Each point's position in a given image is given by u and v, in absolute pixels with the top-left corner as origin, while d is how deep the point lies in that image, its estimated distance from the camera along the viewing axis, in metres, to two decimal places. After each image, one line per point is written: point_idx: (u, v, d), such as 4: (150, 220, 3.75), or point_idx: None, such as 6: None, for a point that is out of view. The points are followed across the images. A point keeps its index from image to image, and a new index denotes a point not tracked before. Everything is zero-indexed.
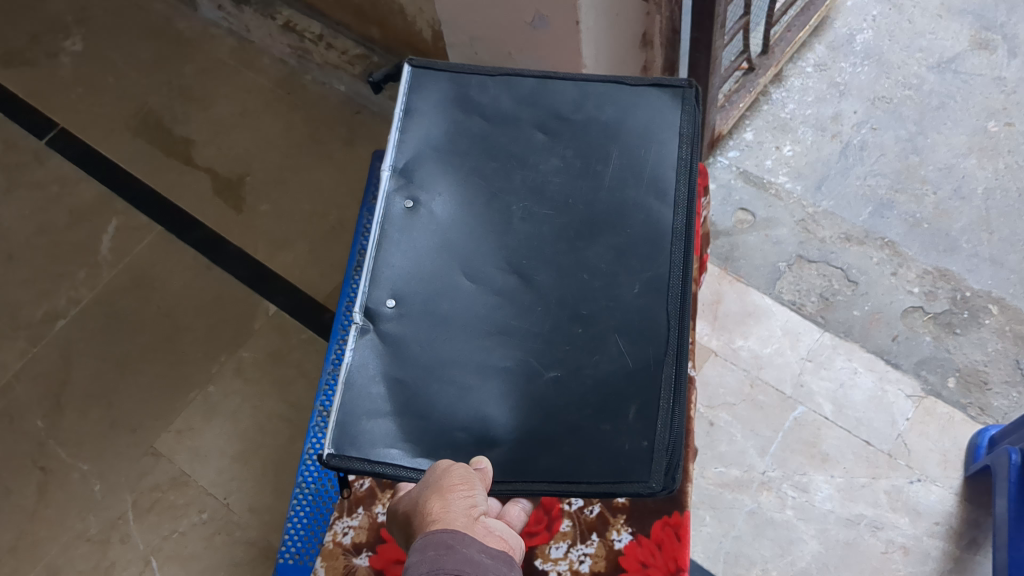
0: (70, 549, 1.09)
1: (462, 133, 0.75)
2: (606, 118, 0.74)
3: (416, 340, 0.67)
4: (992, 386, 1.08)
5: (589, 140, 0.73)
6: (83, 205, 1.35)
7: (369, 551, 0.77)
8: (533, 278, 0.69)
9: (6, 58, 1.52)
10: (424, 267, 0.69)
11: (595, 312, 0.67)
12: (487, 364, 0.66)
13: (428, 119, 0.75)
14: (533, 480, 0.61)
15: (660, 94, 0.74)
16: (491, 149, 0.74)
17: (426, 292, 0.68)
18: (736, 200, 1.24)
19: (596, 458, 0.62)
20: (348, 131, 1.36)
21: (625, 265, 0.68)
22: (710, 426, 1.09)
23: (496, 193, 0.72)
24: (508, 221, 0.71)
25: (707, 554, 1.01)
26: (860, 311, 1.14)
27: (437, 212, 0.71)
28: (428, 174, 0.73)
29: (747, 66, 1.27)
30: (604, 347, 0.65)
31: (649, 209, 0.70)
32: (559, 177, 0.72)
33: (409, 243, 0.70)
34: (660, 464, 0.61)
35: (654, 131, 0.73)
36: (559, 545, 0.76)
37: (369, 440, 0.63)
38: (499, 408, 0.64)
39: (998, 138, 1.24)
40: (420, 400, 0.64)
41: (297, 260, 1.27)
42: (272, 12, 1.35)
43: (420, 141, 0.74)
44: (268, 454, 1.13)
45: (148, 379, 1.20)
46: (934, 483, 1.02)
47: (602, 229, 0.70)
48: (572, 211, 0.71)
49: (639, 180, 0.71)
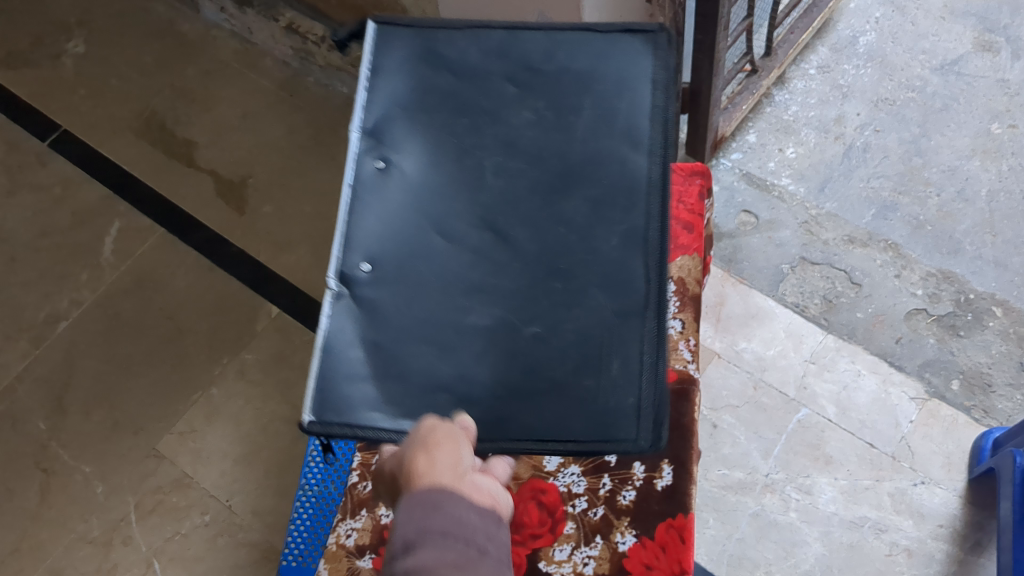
0: (73, 550, 1.09)
1: (432, 90, 0.70)
2: (579, 67, 0.70)
3: (393, 304, 0.64)
4: (996, 388, 1.07)
5: (563, 92, 0.69)
6: (86, 207, 1.35)
7: (372, 553, 0.76)
8: (509, 235, 0.66)
9: (7, 59, 1.52)
10: (397, 228, 0.66)
11: (572, 268, 0.64)
12: (466, 326, 0.63)
13: (395, 78, 0.70)
14: (518, 438, 0.60)
15: (632, 39, 0.69)
16: (461, 105, 0.70)
17: (401, 253, 0.65)
18: (739, 202, 1.24)
19: (580, 415, 0.60)
20: (350, 133, 1.36)
21: (602, 218, 0.65)
22: (713, 429, 1.09)
23: (468, 149, 0.69)
24: (481, 177, 0.68)
25: (710, 557, 1.01)
26: (863, 313, 1.14)
27: (409, 173, 0.68)
28: (398, 134, 0.69)
29: (751, 68, 1.26)
30: (583, 303, 0.63)
31: (624, 159, 0.66)
32: (532, 131, 0.68)
33: (381, 206, 0.66)
34: (641, 420, 0.59)
35: (626, 80, 0.69)
36: (563, 547, 0.76)
37: (350, 405, 0.60)
38: (481, 368, 0.62)
39: (1002, 140, 1.24)
40: (398, 362, 0.62)
41: (300, 262, 1.26)
42: (275, 14, 1.35)
43: (387, 101, 0.69)
44: (271, 456, 1.12)
45: (150, 381, 1.20)
46: (937, 485, 1.02)
47: (577, 182, 0.66)
48: (547, 165, 0.67)
49: (613, 128, 0.67)
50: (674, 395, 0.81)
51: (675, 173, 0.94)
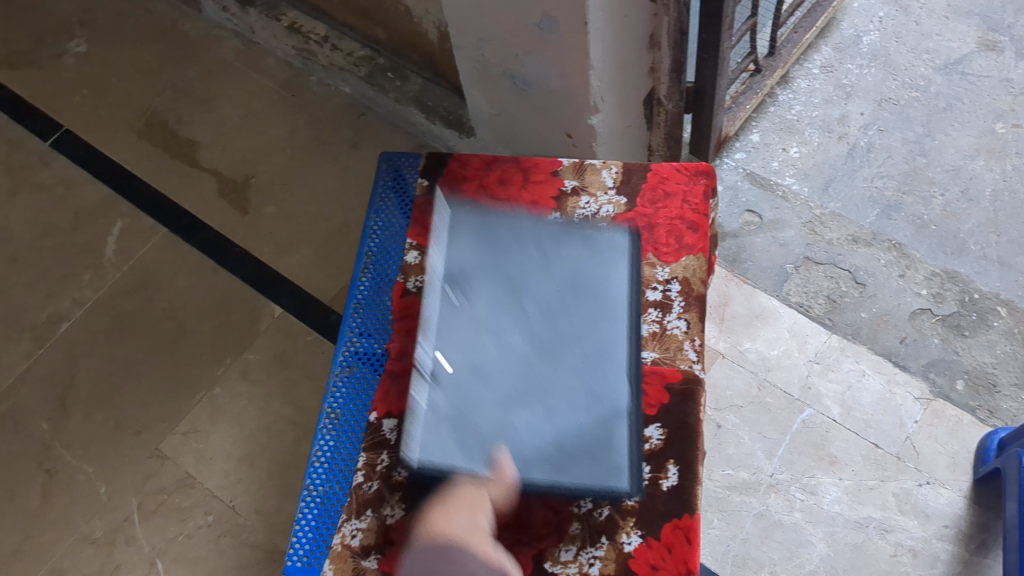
0: (75, 551, 1.08)
1: (492, 239, 0.85)
2: (586, 240, 0.85)
3: (462, 400, 0.78)
4: (1002, 388, 1.07)
5: (576, 259, 0.84)
6: (88, 207, 1.35)
7: (377, 554, 0.76)
8: (543, 349, 0.79)
9: (9, 59, 1.52)
10: (468, 348, 0.80)
11: (584, 373, 0.79)
12: (513, 410, 0.77)
13: (468, 227, 0.86)
14: (539, 482, 0.75)
15: (614, 233, 0.86)
16: (506, 256, 0.84)
17: (468, 359, 0.79)
18: (743, 201, 1.24)
19: (587, 469, 0.76)
20: (353, 133, 1.36)
21: (603, 344, 0.80)
22: (717, 429, 1.09)
23: (516, 293, 0.82)
24: (524, 313, 0.81)
25: (715, 557, 1.01)
26: (867, 313, 1.14)
27: (474, 306, 0.81)
28: (469, 279, 0.82)
29: (755, 67, 1.26)
30: (591, 394, 0.78)
31: (614, 305, 0.82)
32: (560, 285, 0.82)
33: (456, 334, 0.80)
34: (633, 470, 0.76)
35: (615, 258, 0.84)
36: (568, 548, 0.75)
37: (433, 451, 0.76)
38: (524, 437, 0.76)
39: (1006, 139, 1.24)
40: (464, 428, 0.77)
41: (303, 263, 1.26)
42: (278, 14, 1.41)
43: (461, 254, 0.84)
44: (274, 457, 1.12)
45: (153, 382, 1.19)
46: (943, 485, 1.02)
47: (586, 314, 0.81)
48: (566, 306, 0.81)
49: (606, 283, 0.83)
50: (680, 396, 0.81)
51: (680, 172, 0.94)
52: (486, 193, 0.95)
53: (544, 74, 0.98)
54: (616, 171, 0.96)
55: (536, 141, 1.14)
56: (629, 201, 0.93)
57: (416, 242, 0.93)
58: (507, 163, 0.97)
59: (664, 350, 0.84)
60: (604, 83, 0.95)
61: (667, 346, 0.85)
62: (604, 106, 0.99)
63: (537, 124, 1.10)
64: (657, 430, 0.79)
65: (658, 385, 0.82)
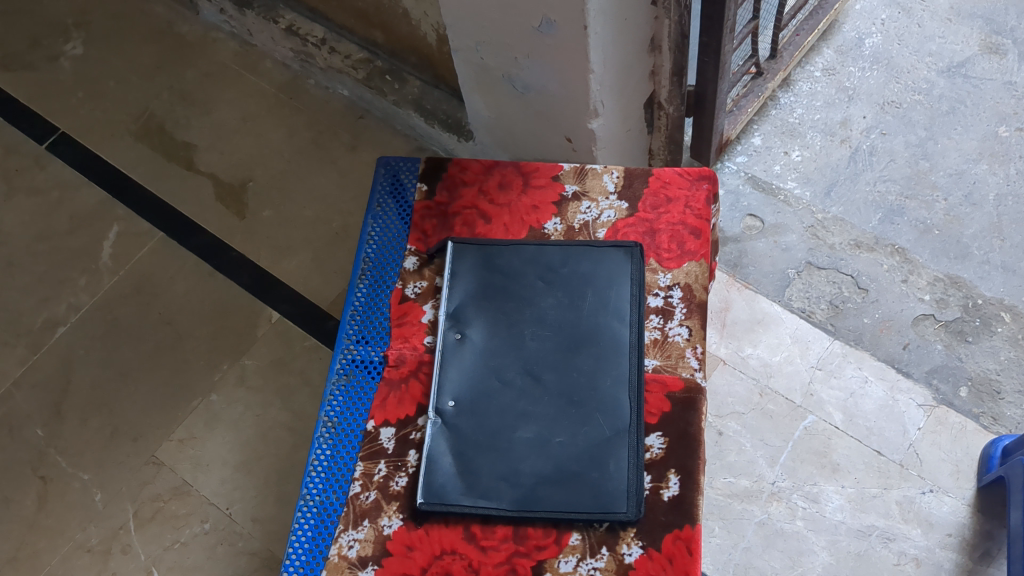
0: (70, 559, 1.07)
1: (492, 273, 0.88)
2: (586, 269, 0.86)
3: (469, 431, 0.80)
4: (1005, 396, 1.06)
5: (572, 284, 0.86)
6: (84, 211, 1.34)
7: (375, 564, 0.75)
8: (541, 377, 0.81)
9: (5, 61, 1.51)
10: (472, 379, 0.82)
11: (584, 399, 0.80)
12: (518, 439, 0.79)
13: (471, 262, 0.88)
14: (540, 509, 0.75)
15: (616, 252, 0.86)
16: (507, 290, 0.86)
17: (474, 392, 0.81)
18: (744, 205, 1.23)
19: (587, 496, 0.75)
20: (351, 137, 1.35)
21: (602, 367, 0.81)
22: (718, 436, 1.07)
23: (517, 323, 0.85)
24: (523, 341, 0.83)
25: (716, 566, 1.00)
26: (870, 319, 1.13)
27: (477, 340, 0.84)
28: (471, 314, 0.86)
29: (756, 70, 1.25)
30: (591, 420, 0.79)
31: (612, 330, 0.83)
32: (558, 312, 0.84)
33: (460, 367, 0.83)
34: (633, 495, 0.75)
35: (612, 278, 0.85)
36: (568, 559, 0.74)
37: (442, 491, 0.77)
38: (528, 466, 0.77)
39: (1009, 143, 1.23)
40: (471, 464, 0.78)
41: (300, 267, 1.25)
42: (275, 15, 1.37)
43: (463, 290, 0.87)
44: (271, 464, 1.11)
45: (149, 388, 1.18)
46: (946, 493, 1.01)
47: (586, 341, 0.82)
48: (566, 333, 0.83)
49: (605, 308, 0.84)
50: (680, 404, 0.80)
51: (682, 177, 0.93)
52: (486, 200, 0.95)
53: (543, 78, 0.97)
54: (617, 175, 0.94)
55: (536, 144, 1.13)
56: (630, 206, 0.92)
57: (416, 247, 0.93)
58: (506, 167, 0.96)
59: (666, 358, 0.83)
60: (604, 86, 0.94)
61: (669, 353, 0.83)
62: (604, 110, 0.98)
63: (536, 129, 1.09)
64: (658, 439, 0.78)
65: (659, 393, 0.81)
